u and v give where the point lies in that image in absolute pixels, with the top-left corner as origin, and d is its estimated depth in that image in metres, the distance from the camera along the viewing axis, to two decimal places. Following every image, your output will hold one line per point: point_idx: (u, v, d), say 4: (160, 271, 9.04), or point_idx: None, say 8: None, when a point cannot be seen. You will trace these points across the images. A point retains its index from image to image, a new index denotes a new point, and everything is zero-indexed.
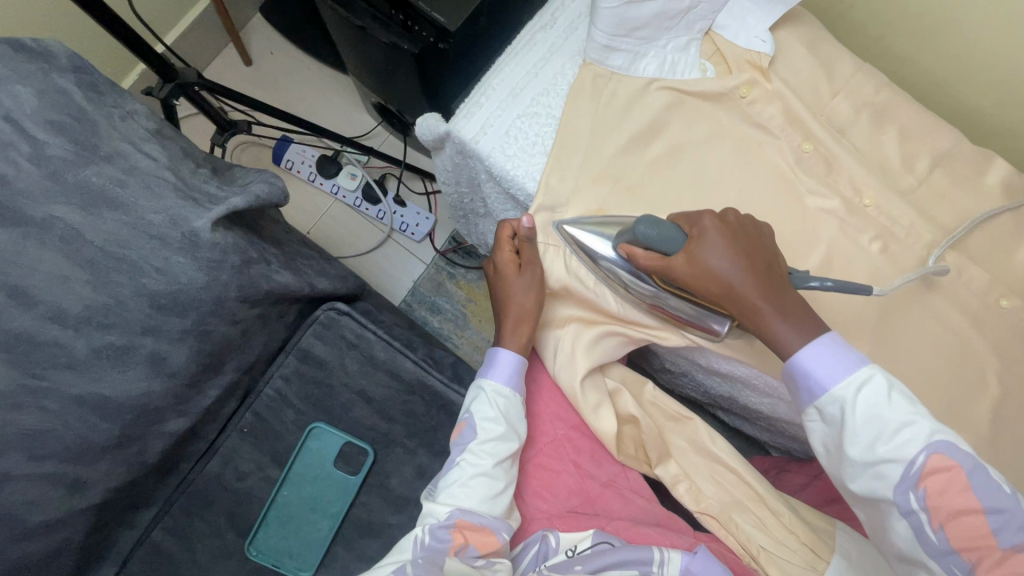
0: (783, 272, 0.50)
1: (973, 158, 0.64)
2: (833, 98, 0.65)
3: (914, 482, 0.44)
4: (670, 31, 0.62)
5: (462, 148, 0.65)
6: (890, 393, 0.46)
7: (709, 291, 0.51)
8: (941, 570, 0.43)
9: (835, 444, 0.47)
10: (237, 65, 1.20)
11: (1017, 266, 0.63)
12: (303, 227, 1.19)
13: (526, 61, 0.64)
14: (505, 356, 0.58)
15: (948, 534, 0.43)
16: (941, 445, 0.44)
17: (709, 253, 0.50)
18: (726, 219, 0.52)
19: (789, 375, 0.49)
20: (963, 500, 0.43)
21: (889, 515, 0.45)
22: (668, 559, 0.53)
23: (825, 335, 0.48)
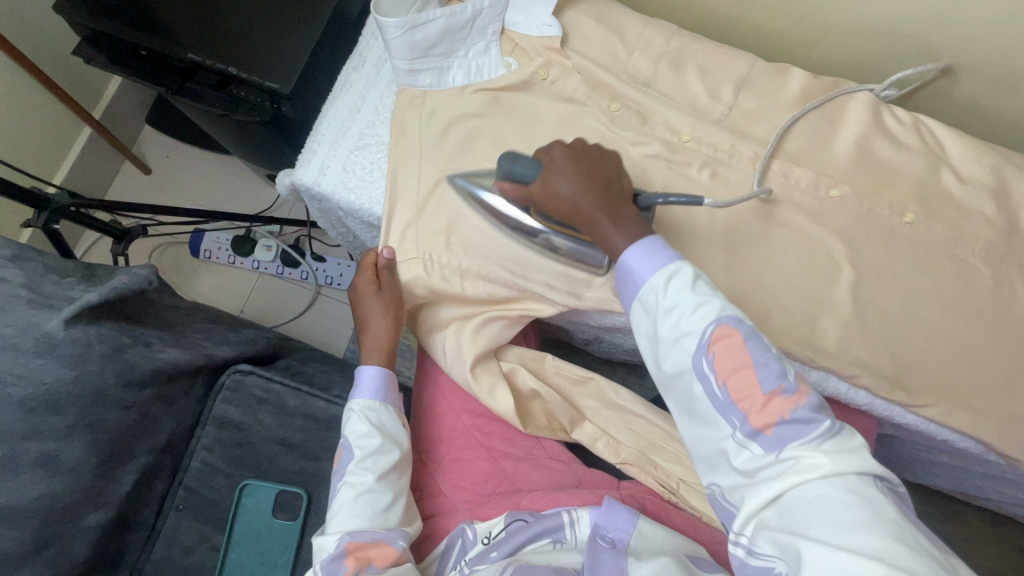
0: (619, 187, 0.55)
1: (766, 76, 0.71)
2: (631, 56, 0.71)
3: (705, 350, 0.49)
4: (464, 42, 0.68)
5: (311, 194, 0.69)
6: (695, 281, 0.51)
7: (563, 213, 0.56)
8: (723, 421, 0.48)
9: (651, 328, 0.52)
10: (137, 176, 1.26)
11: (836, 157, 0.69)
12: (235, 307, 1.23)
13: (346, 101, 0.69)
14: (369, 368, 0.66)
15: (729, 388, 0.48)
16: (727, 316, 0.49)
17: (557, 177, 0.55)
18: (573, 148, 0.57)
19: (621, 276, 0.54)
20: (741, 360, 0.48)
21: (685, 382, 0.50)
22: (578, 518, 0.58)
23: (647, 236, 0.53)
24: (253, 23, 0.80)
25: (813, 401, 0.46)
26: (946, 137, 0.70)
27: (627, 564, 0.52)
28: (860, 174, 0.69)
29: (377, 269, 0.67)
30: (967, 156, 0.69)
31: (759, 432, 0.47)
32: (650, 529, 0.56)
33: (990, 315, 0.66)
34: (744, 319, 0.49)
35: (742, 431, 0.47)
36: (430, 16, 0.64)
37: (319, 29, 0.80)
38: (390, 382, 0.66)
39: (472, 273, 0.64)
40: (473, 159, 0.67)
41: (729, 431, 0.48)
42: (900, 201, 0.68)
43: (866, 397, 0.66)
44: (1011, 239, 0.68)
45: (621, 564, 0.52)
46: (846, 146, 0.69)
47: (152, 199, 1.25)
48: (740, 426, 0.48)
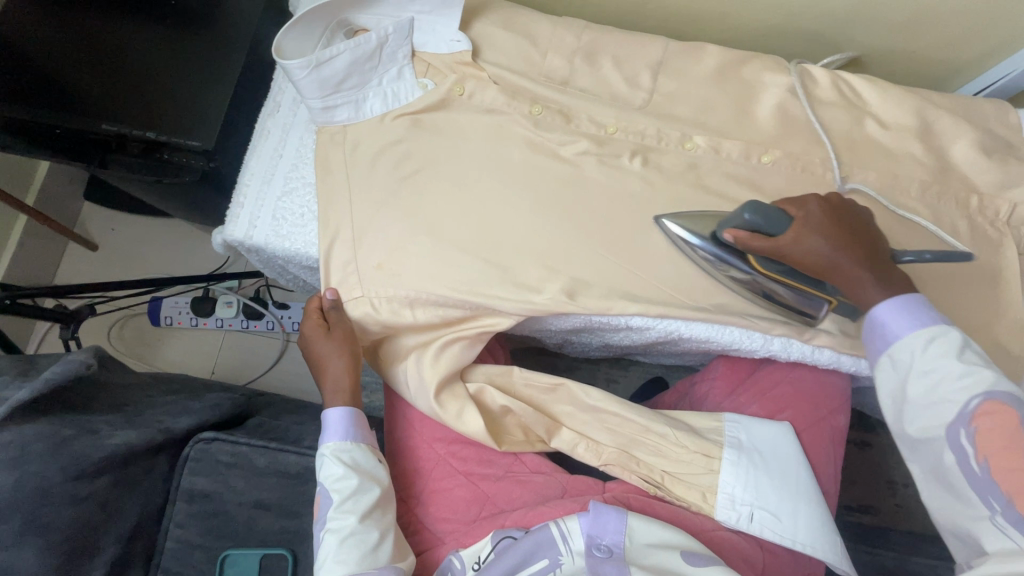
0: (880, 246, 0.57)
1: (678, 56, 0.71)
2: (546, 58, 0.71)
3: (965, 422, 0.49)
4: (376, 70, 0.67)
5: (247, 248, 0.68)
6: (962, 349, 0.51)
7: (808, 265, 0.57)
8: (980, 502, 0.48)
9: (898, 389, 0.53)
10: (85, 254, 1.23)
11: (761, 124, 0.69)
12: (205, 370, 1.20)
13: (266, 148, 0.68)
14: (333, 410, 0.65)
15: (992, 466, 0.48)
16: (1000, 393, 0.49)
17: (810, 236, 0.56)
18: (828, 203, 0.58)
19: (869, 329, 0.56)
20: (1012, 439, 0.47)
21: (936, 450, 0.51)
22: (569, 529, 0.56)
23: (907, 294, 0.55)
24: (164, 82, 0.79)
25: None
26: (862, 88, 0.71)
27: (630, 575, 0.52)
28: (787, 136, 0.69)
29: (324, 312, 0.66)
30: (886, 103, 0.70)
31: None
32: (641, 527, 0.56)
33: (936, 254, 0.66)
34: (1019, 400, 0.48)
35: (1003, 515, 0.47)
36: (335, 51, 0.63)
37: (234, 79, 0.79)
38: (358, 419, 0.65)
39: (421, 301, 0.64)
40: (403, 185, 0.66)
41: (986, 513, 0.48)
42: (832, 157, 0.69)
43: (832, 356, 0.64)
44: (943, 176, 0.69)
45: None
46: (768, 112, 0.70)
47: (103, 275, 1.22)
48: (1001, 510, 0.47)
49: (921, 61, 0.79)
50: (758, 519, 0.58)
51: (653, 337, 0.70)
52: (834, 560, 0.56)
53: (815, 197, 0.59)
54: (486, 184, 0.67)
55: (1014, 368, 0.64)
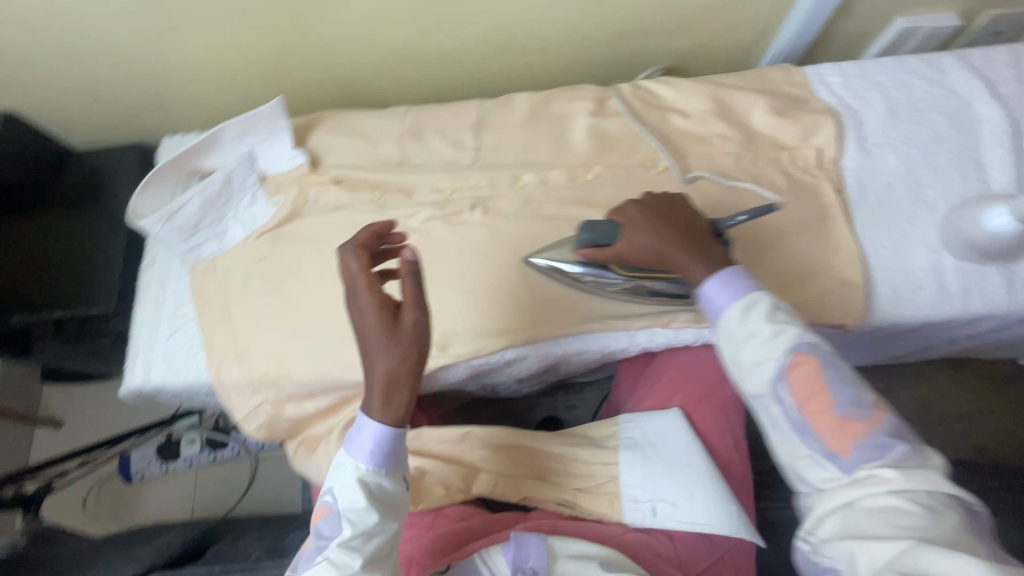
0: (704, 227, 0.58)
1: (493, 111, 0.80)
2: (378, 146, 0.79)
3: (783, 377, 0.48)
4: (230, 203, 0.75)
5: (151, 394, 0.72)
6: (771, 309, 0.51)
7: (650, 262, 0.59)
8: (800, 441, 0.48)
9: (724, 351, 0.52)
10: (52, 432, 1.28)
11: (578, 147, 0.77)
12: (185, 512, 1.23)
13: (150, 298, 0.74)
14: (370, 426, 0.51)
15: (806, 411, 0.47)
16: (803, 344, 0.49)
17: (639, 233, 0.58)
18: (647, 203, 0.60)
19: (702, 303, 0.54)
20: (817, 384, 0.48)
21: (762, 405, 0.50)
22: (494, 559, 0.58)
23: (731, 265, 0.54)
24: (64, 263, 0.87)
25: (891, 428, 0.46)
26: (661, 90, 0.79)
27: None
28: (604, 150, 0.76)
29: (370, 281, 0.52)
30: (684, 96, 0.77)
31: (838, 456, 0.46)
32: (562, 546, 0.58)
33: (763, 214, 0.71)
34: (818, 346, 0.49)
35: (817, 451, 0.47)
36: (184, 201, 0.71)
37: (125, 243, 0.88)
38: (397, 445, 0.53)
39: (317, 392, 0.70)
40: (275, 292, 0.72)
41: (805, 451, 0.48)
42: (649, 157, 0.75)
43: (695, 333, 0.69)
44: (752, 144, 0.75)
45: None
46: (582, 135, 0.77)
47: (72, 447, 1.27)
48: (817, 449, 0.47)
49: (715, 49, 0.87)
50: (660, 511, 0.61)
51: (543, 363, 0.73)
52: (735, 531, 0.59)
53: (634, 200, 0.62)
54: None
55: (863, 296, 0.67)
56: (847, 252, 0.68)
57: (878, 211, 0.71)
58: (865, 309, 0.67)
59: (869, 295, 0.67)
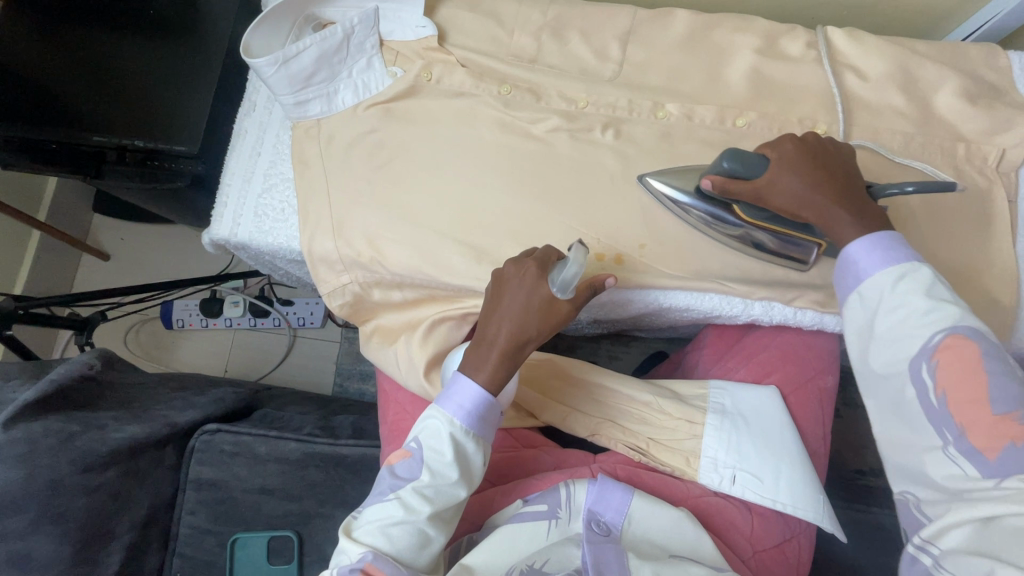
0: (861, 187, 0.55)
1: (648, 23, 0.71)
2: (512, 36, 0.71)
3: (927, 355, 0.47)
4: (345, 63, 0.68)
5: (234, 246, 0.71)
6: (931, 283, 0.49)
7: (785, 207, 0.55)
8: (934, 433, 0.47)
9: (867, 323, 0.51)
10: (98, 264, 1.28)
11: (734, 86, 0.68)
12: (219, 368, 1.25)
13: (245, 148, 0.72)
14: (469, 385, 0.56)
15: (949, 400, 0.46)
16: (964, 328, 0.47)
17: (789, 176, 0.54)
18: (805, 142, 0.56)
19: (841, 266, 0.54)
20: (974, 373, 0.46)
21: (897, 387, 0.49)
22: (574, 492, 0.59)
23: (883, 231, 0.52)
24: (150, 90, 0.82)
25: None
26: (838, 42, 0.69)
27: (627, 560, 0.54)
28: (761, 96, 0.68)
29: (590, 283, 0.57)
30: (865, 55, 0.68)
31: (978, 453, 0.44)
32: (642, 510, 0.58)
33: (921, 208, 0.64)
34: (983, 333, 0.46)
35: (955, 446, 0.45)
36: (301, 46, 0.64)
37: (214, 83, 0.82)
38: (491, 414, 0.57)
39: (408, 283, 0.67)
40: (380, 172, 0.68)
41: (939, 444, 0.46)
42: (809, 116, 0.67)
43: (815, 316, 0.64)
44: (926, 127, 0.67)
45: (622, 559, 0.54)
46: (741, 73, 0.68)
47: (116, 283, 1.27)
48: (954, 441, 0.46)
49: (907, 7, 0.76)
50: (740, 480, 0.60)
51: (636, 308, 0.70)
52: (816, 519, 0.57)
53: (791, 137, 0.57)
54: (460, 165, 0.67)
55: (1003, 319, 0.63)
56: (999, 270, 0.63)
57: None
58: (1002, 332, 0.63)
59: (1010, 321, 0.62)
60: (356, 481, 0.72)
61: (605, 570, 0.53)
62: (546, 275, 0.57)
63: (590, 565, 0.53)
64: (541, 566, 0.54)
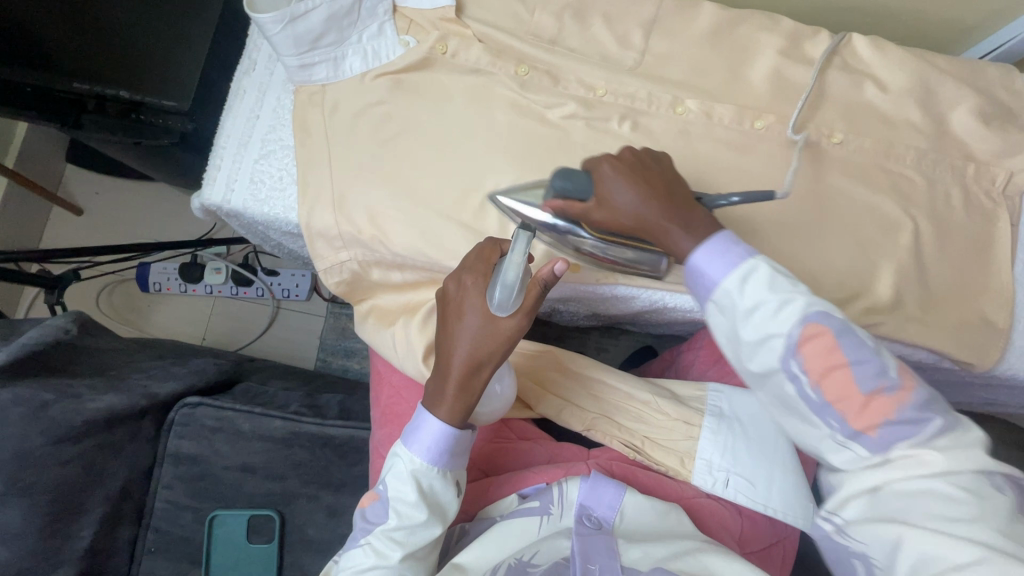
0: (687, 194, 0.52)
1: (674, 13, 0.68)
2: (533, 14, 0.68)
3: (794, 352, 0.45)
4: (355, 27, 0.64)
5: (225, 213, 0.68)
6: (771, 276, 0.46)
7: (608, 223, 0.53)
8: (822, 424, 0.46)
9: (730, 329, 0.47)
10: (70, 219, 1.21)
11: (756, 87, 0.67)
12: (197, 336, 1.21)
13: (243, 109, 0.68)
14: (432, 422, 0.53)
15: (824, 389, 0.45)
16: (815, 315, 0.45)
17: (614, 190, 0.52)
18: (621, 158, 0.53)
19: (689, 276, 0.49)
20: (836, 360, 0.44)
21: (776, 383, 0.47)
22: (567, 488, 0.59)
23: (717, 235, 0.49)
24: (138, 38, 0.76)
25: (919, 398, 0.43)
26: (863, 50, 0.69)
27: (617, 545, 0.54)
28: (781, 99, 0.67)
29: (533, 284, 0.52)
30: (888, 67, 0.68)
31: (861, 433, 0.44)
32: (634, 506, 0.58)
33: (929, 226, 0.65)
34: (833, 314, 0.45)
35: (844, 434, 0.45)
36: (310, 5, 0.60)
37: (209, 36, 0.77)
38: (460, 445, 0.55)
39: (409, 265, 0.65)
40: (386, 147, 0.64)
41: (828, 432, 0.46)
42: (827, 123, 0.66)
43: None
44: (940, 144, 0.67)
45: (611, 545, 0.54)
46: (764, 74, 0.67)
47: (89, 240, 1.20)
48: (839, 427, 0.45)
49: (930, 19, 0.75)
50: (734, 484, 0.60)
51: (638, 306, 0.69)
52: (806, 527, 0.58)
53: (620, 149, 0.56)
54: (470, 146, 0.65)
55: (995, 340, 0.64)
56: (997, 293, 0.64)
57: None
58: (993, 353, 0.64)
59: (1002, 343, 0.64)
60: (342, 463, 0.70)
61: (593, 559, 0.52)
62: (488, 286, 0.52)
63: (576, 554, 0.52)
64: (530, 559, 0.53)
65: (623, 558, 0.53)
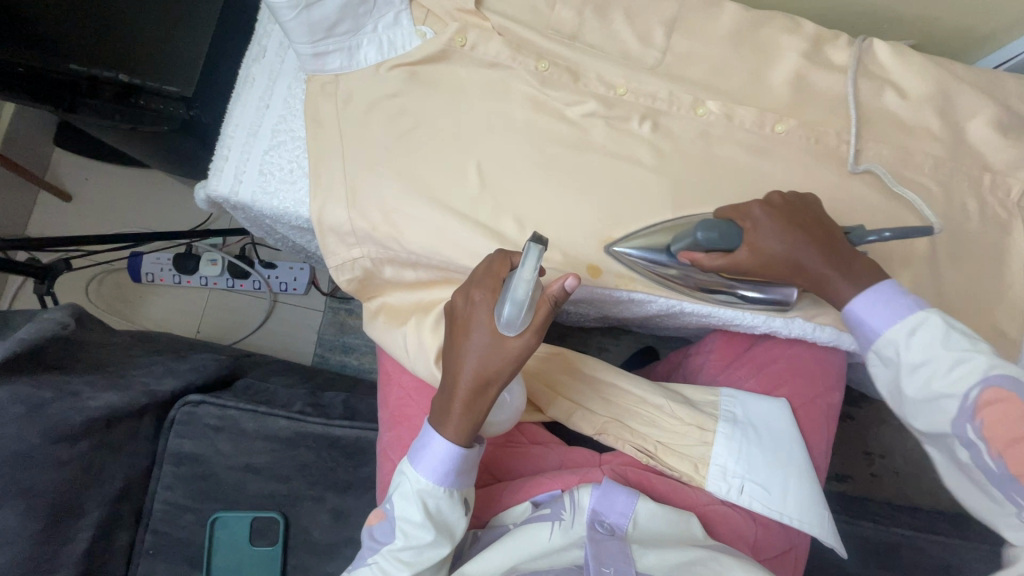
0: (843, 237, 0.55)
1: (696, 12, 0.67)
2: (554, 8, 0.66)
3: (969, 416, 0.48)
4: (371, 15, 0.61)
5: (232, 205, 0.65)
6: (945, 333, 0.50)
7: (765, 269, 0.55)
8: (1003, 496, 0.47)
9: (894, 383, 0.52)
10: (57, 205, 1.16)
11: (777, 90, 0.66)
12: (190, 329, 1.18)
13: (252, 98, 0.66)
14: (440, 442, 0.53)
15: (1006, 460, 0.46)
16: (996, 378, 0.47)
17: (770, 234, 0.54)
18: (772, 202, 0.55)
19: (850, 325, 0.54)
20: (1020, 427, 0.46)
21: (950, 446, 0.50)
22: (579, 496, 0.57)
23: (883, 283, 0.53)
24: (138, 19, 0.73)
25: None
26: (883, 56, 0.68)
27: (632, 550, 0.52)
28: (802, 103, 0.66)
29: (544, 301, 0.50)
30: (908, 73, 0.67)
31: (1015, 479, 0.46)
32: (648, 513, 0.57)
33: (946, 235, 0.65)
34: (1019, 378, 0.46)
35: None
36: None
37: (213, 20, 0.75)
38: (467, 463, 0.54)
39: (423, 263, 0.63)
40: (402, 142, 0.63)
41: (1011, 507, 0.48)
42: (847, 129, 0.66)
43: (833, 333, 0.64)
44: (957, 153, 0.67)
45: (626, 549, 0.52)
46: (785, 77, 0.66)
47: (78, 227, 1.16)
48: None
49: (948, 27, 0.75)
50: (748, 491, 0.60)
51: (653, 310, 0.68)
52: (819, 534, 0.58)
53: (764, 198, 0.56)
54: (488, 143, 0.63)
55: (1007, 350, 0.64)
56: (1010, 303, 0.64)
57: None
58: (1005, 363, 0.64)
59: (1013, 353, 0.64)
60: (348, 464, 0.69)
61: (607, 562, 0.51)
62: (497, 302, 0.51)
63: (590, 559, 0.51)
64: (541, 567, 0.52)
65: (638, 564, 0.51)
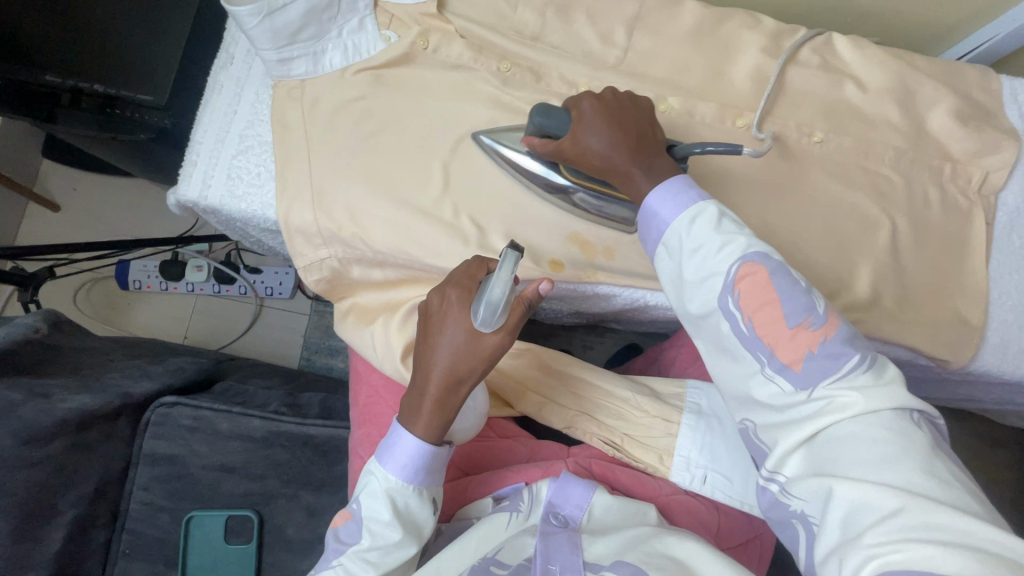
0: (657, 144, 0.54)
1: (657, 10, 0.68)
2: (516, 10, 0.67)
3: (730, 290, 0.47)
4: (335, 21, 0.63)
5: (202, 209, 0.67)
6: (719, 221, 0.49)
7: (593, 168, 0.55)
8: (751, 358, 0.47)
9: (676, 275, 0.50)
10: (46, 215, 1.18)
11: (737, 86, 0.67)
12: (177, 334, 1.19)
13: (220, 104, 0.67)
14: (409, 438, 0.52)
15: (756, 326, 0.46)
16: (753, 255, 0.47)
17: (588, 133, 0.54)
18: (602, 99, 0.56)
19: (643, 221, 0.52)
20: (768, 297, 0.46)
21: (714, 324, 0.49)
22: (536, 490, 0.58)
23: (677, 177, 0.52)
24: (113, 30, 0.75)
25: (842, 334, 0.44)
26: (844, 50, 0.69)
27: (582, 542, 0.53)
28: (762, 98, 0.67)
29: (519, 301, 0.52)
30: (868, 66, 0.68)
31: (788, 368, 0.45)
32: (603, 505, 0.57)
33: (906, 225, 0.65)
34: (770, 256, 0.47)
35: (770, 366, 0.46)
36: None
37: (187, 29, 0.76)
38: (436, 461, 0.54)
39: (389, 263, 0.64)
40: (366, 144, 0.64)
41: (756, 367, 0.47)
42: (807, 122, 0.67)
43: None
44: (917, 143, 0.67)
45: (575, 541, 0.53)
46: (745, 73, 0.67)
47: (66, 237, 1.18)
48: (767, 362, 0.46)
49: (910, 20, 0.75)
50: (711, 480, 0.61)
51: (619, 305, 0.69)
52: None
53: (605, 92, 0.57)
54: (451, 143, 0.64)
55: (970, 336, 0.65)
56: (971, 292, 0.65)
57: (1018, 257, 0.66)
58: (968, 350, 0.64)
59: (976, 341, 0.65)
60: (322, 462, 0.70)
61: (555, 559, 0.51)
62: (472, 301, 0.52)
63: (539, 554, 0.52)
64: (494, 558, 0.53)
65: (587, 554, 0.52)
